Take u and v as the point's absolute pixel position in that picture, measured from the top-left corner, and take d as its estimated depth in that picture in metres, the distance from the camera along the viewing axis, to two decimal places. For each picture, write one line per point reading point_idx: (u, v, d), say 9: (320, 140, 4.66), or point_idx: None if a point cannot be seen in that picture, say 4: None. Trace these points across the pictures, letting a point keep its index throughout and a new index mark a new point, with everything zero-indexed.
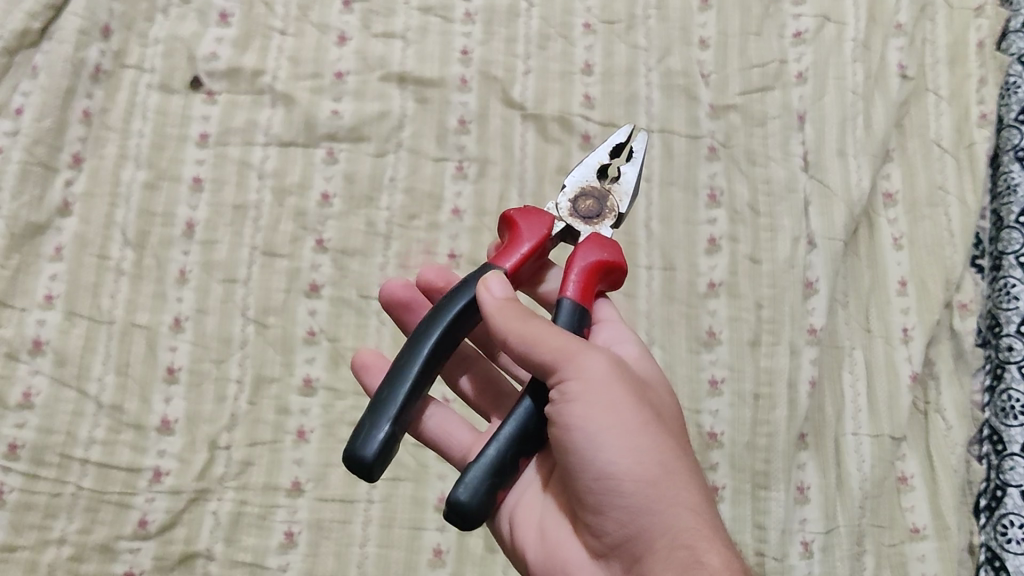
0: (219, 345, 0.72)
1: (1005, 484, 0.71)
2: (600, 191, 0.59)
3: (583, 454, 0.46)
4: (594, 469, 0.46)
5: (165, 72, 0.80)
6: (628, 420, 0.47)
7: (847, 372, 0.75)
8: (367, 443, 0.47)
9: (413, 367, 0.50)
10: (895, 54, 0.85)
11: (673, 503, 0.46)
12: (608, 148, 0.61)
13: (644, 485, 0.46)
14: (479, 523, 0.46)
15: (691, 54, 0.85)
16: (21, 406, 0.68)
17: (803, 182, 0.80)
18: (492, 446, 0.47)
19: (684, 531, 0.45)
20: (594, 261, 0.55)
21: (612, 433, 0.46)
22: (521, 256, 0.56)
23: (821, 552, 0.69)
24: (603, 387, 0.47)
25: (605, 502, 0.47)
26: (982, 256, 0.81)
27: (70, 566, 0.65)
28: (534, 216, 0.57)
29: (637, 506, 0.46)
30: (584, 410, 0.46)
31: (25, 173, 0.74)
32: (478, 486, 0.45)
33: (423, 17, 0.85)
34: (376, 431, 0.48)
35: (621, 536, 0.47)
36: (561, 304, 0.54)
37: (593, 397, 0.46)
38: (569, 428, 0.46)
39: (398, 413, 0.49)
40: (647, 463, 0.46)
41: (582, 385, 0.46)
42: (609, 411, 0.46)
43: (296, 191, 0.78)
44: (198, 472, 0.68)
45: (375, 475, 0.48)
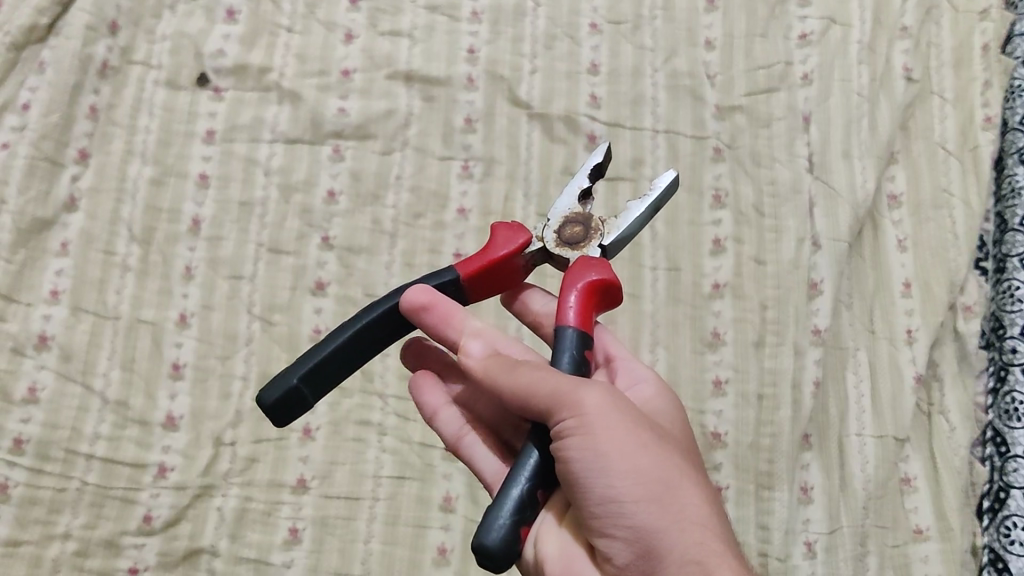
0: (225, 341, 0.72)
1: (1009, 485, 0.71)
2: (585, 216, 0.59)
3: (584, 482, 0.45)
4: (596, 494, 0.45)
5: (172, 68, 0.80)
6: (626, 443, 0.45)
7: (851, 373, 0.75)
8: (274, 386, 0.52)
9: (338, 336, 0.54)
10: (900, 57, 0.86)
11: (681, 519, 0.44)
12: (586, 172, 0.62)
13: (649, 506, 0.44)
14: (508, 565, 0.46)
15: (697, 54, 0.85)
16: (26, 402, 0.67)
17: (808, 184, 0.80)
18: (516, 485, 0.47)
19: (694, 546, 0.43)
20: (588, 284, 0.55)
21: (610, 457, 0.45)
22: (486, 263, 0.57)
23: (825, 552, 0.69)
24: (599, 414, 0.46)
25: (614, 525, 0.45)
26: (986, 258, 0.81)
27: (74, 561, 0.65)
28: (512, 229, 0.58)
29: (644, 525, 0.44)
30: (578, 440, 0.45)
31: (33, 168, 0.73)
32: (502, 529, 0.45)
33: (430, 16, 0.85)
34: (285, 379, 0.52)
35: (632, 557, 0.45)
36: (562, 334, 0.53)
37: (589, 425, 0.45)
38: (568, 458, 0.46)
39: (312, 370, 0.53)
40: (651, 483, 0.45)
41: (576, 415, 0.46)
42: (605, 436, 0.45)
43: (301, 189, 0.78)
44: (203, 469, 0.68)
45: (278, 418, 0.53)
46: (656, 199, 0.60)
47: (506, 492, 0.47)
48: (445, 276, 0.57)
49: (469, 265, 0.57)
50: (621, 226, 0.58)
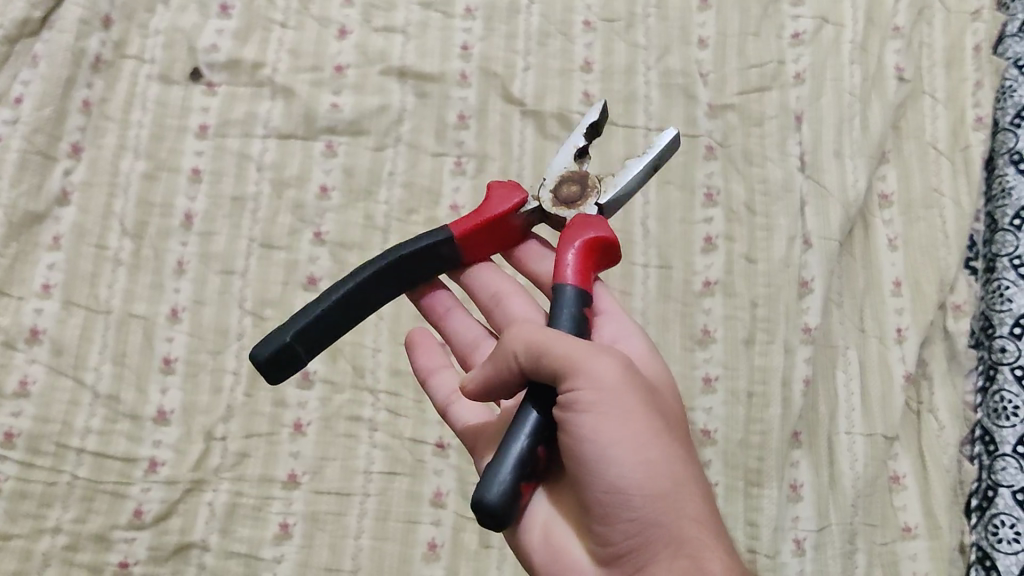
0: (216, 336, 0.72)
1: (997, 484, 0.71)
2: (581, 174, 0.60)
3: (590, 462, 0.46)
4: (605, 480, 0.45)
5: (165, 63, 0.80)
6: (635, 428, 0.46)
7: (841, 371, 0.75)
8: (268, 343, 0.52)
9: (331, 294, 0.55)
10: (892, 57, 0.86)
11: (680, 514, 0.45)
12: (583, 132, 0.62)
13: (652, 496, 0.45)
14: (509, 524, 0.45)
15: (690, 53, 0.85)
16: (18, 395, 0.68)
17: (800, 182, 0.80)
18: (517, 440, 0.46)
19: (688, 543, 0.44)
20: (588, 241, 0.55)
21: (620, 441, 0.45)
22: (483, 220, 0.58)
23: (814, 549, 0.69)
24: (613, 393, 0.46)
25: (614, 513, 0.46)
26: (976, 258, 0.81)
27: (65, 555, 0.65)
28: (507, 188, 0.60)
29: (644, 516, 0.45)
30: (590, 419, 0.45)
31: (25, 162, 0.74)
32: (506, 485, 0.45)
33: (424, 12, 0.85)
34: (280, 334, 0.52)
35: (626, 547, 0.46)
36: (562, 292, 0.53)
37: (603, 405, 0.46)
38: (578, 435, 0.46)
39: (306, 326, 0.53)
40: (656, 472, 0.45)
41: (591, 393, 0.46)
42: (616, 420, 0.45)
43: (294, 184, 0.78)
44: (194, 463, 0.68)
45: (273, 376, 0.52)
46: (652, 160, 0.60)
47: (505, 447, 0.46)
48: (437, 239, 0.58)
49: (466, 224, 0.58)
50: (616, 188, 0.59)
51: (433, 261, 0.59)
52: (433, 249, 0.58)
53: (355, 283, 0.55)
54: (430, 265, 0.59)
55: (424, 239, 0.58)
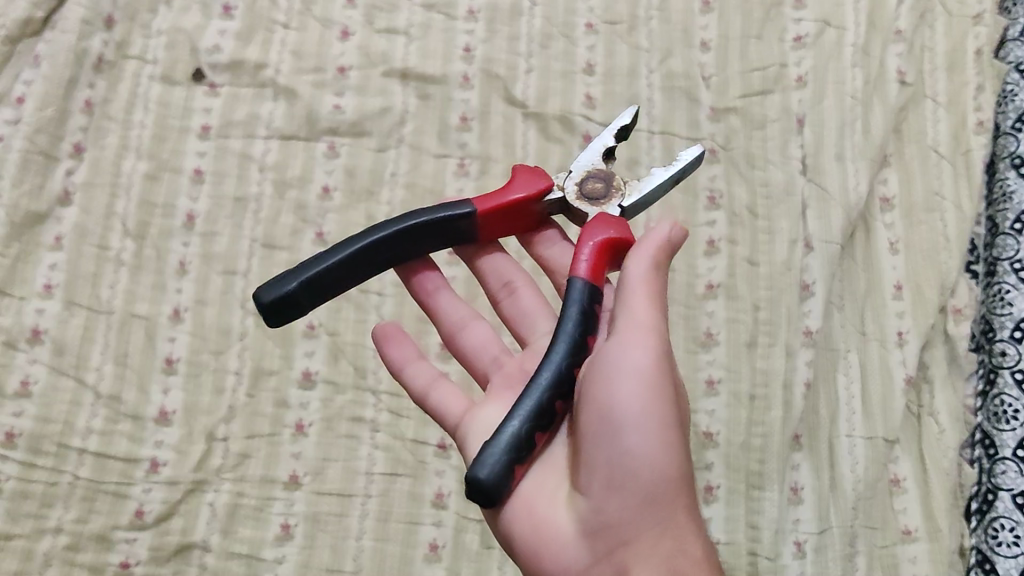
0: (218, 337, 0.72)
1: (997, 487, 0.71)
2: (608, 174, 0.59)
3: (618, 429, 0.48)
4: (627, 445, 0.48)
5: (167, 63, 0.80)
6: (667, 412, 0.49)
7: (842, 375, 0.75)
8: (273, 287, 0.53)
9: (344, 248, 0.55)
10: (894, 60, 0.86)
11: (676, 500, 0.49)
12: (612, 131, 0.61)
13: (662, 477, 0.48)
14: (498, 503, 0.47)
15: (692, 55, 0.85)
16: (19, 395, 0.68)
17: (801, 185, 0.80)
18: (511, 423, 0.49)
19: (676, 527, 0.49)
20: (603, 240, 0.56)
21: (651, 417, 0.48)
22: (503, 204, 0.58)
23: (815, 552, 0.70)
24: (653, 372, 0.49)
25: (621, 481, 0.48)
26: (977, 262, 0.81)
27: (65, 555, 0.65)
28: (533, 174, 0.60)
29: (647, 493, 0.48)
30: (634, 387, 0.49)
31: (27, 162, 0.74)
32: (498, 464, 0.47)
33: (426, 13, 0.85)
34: (286, 280, 0.53)
35: (618, 518, 0.48)
36: (571, 287, 0.54)
37: (645, 378, 0.49)
38: (616, 400, 0.49)
39: (314, 275, 0.54)
40: (673, 457, 0.49)
41: (641, 365, 0.49)
42: (653, 397, 0.49)
43: (296, 185, 0.78)
44: (195, 463, 0.68)
45: (274, 320, 0.53)
46: (681, 168, 0.59)
47: (501, 428, 0.49)
48: (456, 212, 0.58)
49: (489, 202, 0.58)
50: (641, 193, 0.59)
51: (451, 233, 0.59)
52: (449, 221, 0.58)
53: (368, 243, 0.56)
54: (447, 235, 0.59)
55: (444, 210, 0.58)
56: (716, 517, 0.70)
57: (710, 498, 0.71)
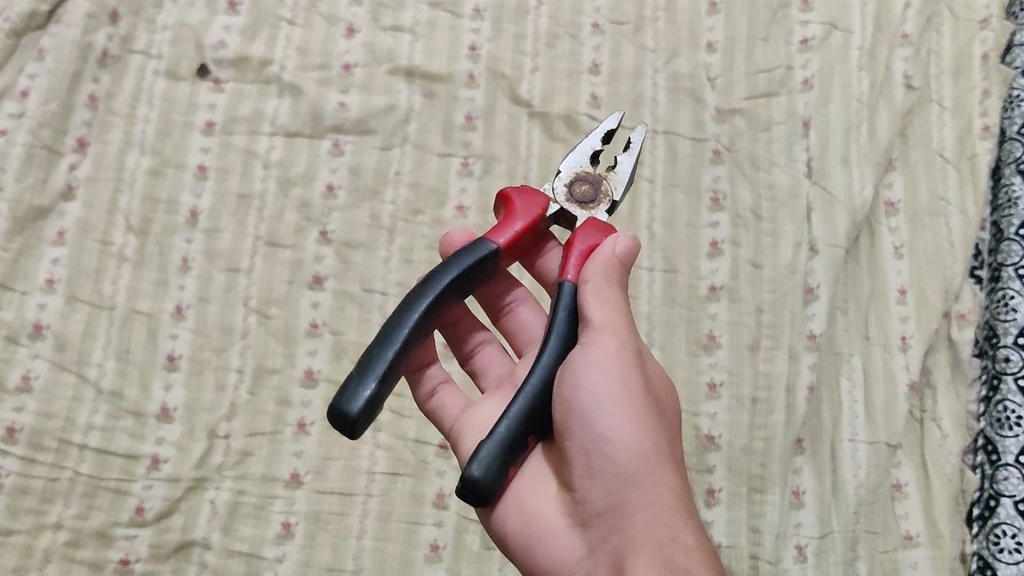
0: (220, 334, 0.72)
1: (1000, 493, 0.71)
2: (595, 176, 0.60)
3: (586, 417, 0.49)
4: (596, 431, 0.49)
5: (172, 58, 0.80)
6: (633, 394, 0.50)
7: (844, 379, 0.75)
8: (353, 397, 0.49)
9: (401, 332, 0.52)
10: (900, 64, 0.86)
11: (659, 483, 0.48)
12: (599, 134, 0.61)
13: (638, 458, 0.49)
14: (490, 501, 0.48)
15: (698, 57, 0.85)
16: (20, 390, 0.68)
17: (806, 189, 0.80)
18: (501, 425, 0.49)
19: (663, 510, 0.47)
20: (590, 245, 0.56)
21: (617, 400, 0.49)
22: (514, 234, 0.57)
23: (815, 556, 0.70)
24: (617, 358, 0.51)
25: (598, 468, 0.49)
26: (981, 267, 0.81)
27: (66, 551, 0.65)
28: (531, 197, 0.59)
29: (625, 476, 0.48)
30: (600, 376, 0.50)
31: (30, 156, 0.73)
32: (490, 463, 0.48)
33: (432, 11, 0.85)
34: (360, 387, 0.49)
35: (603, 505, 0.49)
36: (562, 289, 0.55)
37: (608, 365, 0.50)
38: (579, 389, 0.50)
39: (384, 372, 0.50)
40: (645, 437, 0.49)
41: (599, 355, 0.51)
42: (617, 382, 0.50)
43: (300, 182, 0.77)
44: (196, 460, 0.68)
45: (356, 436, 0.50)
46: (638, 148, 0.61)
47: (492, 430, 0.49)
48: (485, 252, 0.56)
49: (502, 234, 0.57)
50: (620, 182, 0.60)
51: (481, 275, 0.57)
52: (478, 265, 0.56)
53: (417, 318, 0.53)
54: (477, 280, 0.57)
55: (472, 254, 0.56)
56: (718, 520, 0.70)
57: (711, 502, 0.71)
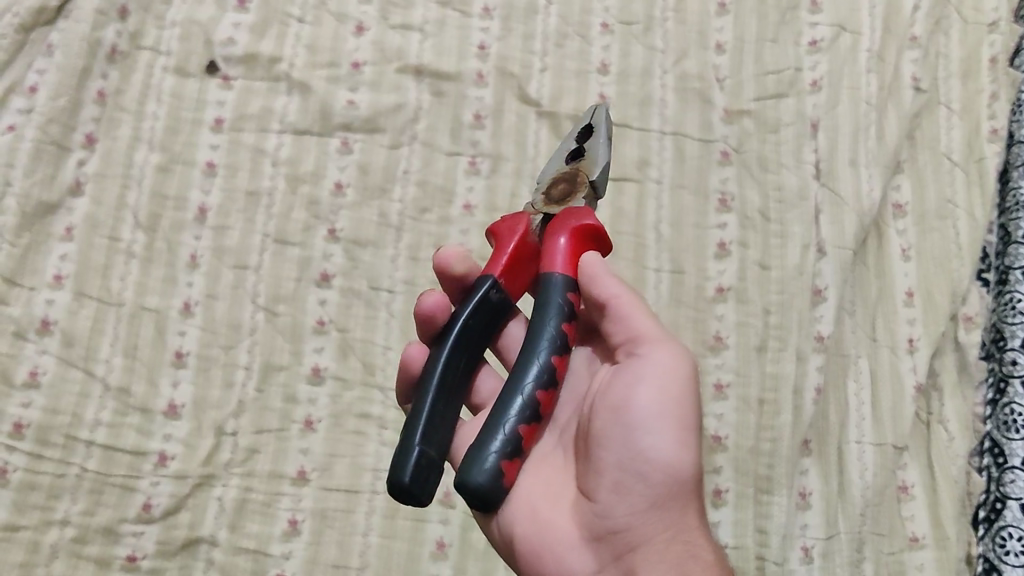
0: (228, 331, 0.72)
1: (1006, 496, 0.70)
2: (569, 171, 0.57)
3: (633, 430, 0.49)
4: (641, 448, 0.49)
5: (181, 55, 0.80)
6: (685, 415, 0.50)
7: (852, 380, 0.75)
8: (400, 465, 0.48)
9: (427, 391, 0.51)
10: (908, 66, 0.86)
11: (686, 506, 0.50)
12: (574, 136, 0.59)
13: (676, 479, 0.49)
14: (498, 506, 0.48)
15: (707, 57, 0.85)
16: (28, 385, 0.68)
17: (814, 191, 0.80)
18: (494, 427, 0.48)
19: (686, 533, 0.49)
20: (570, 236, 0.54)
21: (667, 418, 0.50)
22: (507, 257, 0.54)
23: (822, 557, 0.70)
24: (672, 378, 0.51)
25: (633, 481, 0.49)
26: (988, 270, 0.80)
27: (72, 547, 0.65)
28: (512, 219, 0.56)
29: (659, 494, 0.49)
30: (653, 393, 0.50)
31: (38, 152, 0.73)
32: (490, 468, 0.47)
33: (441, 10, 0.85)
34: (406, 454, 0.48)
35: (630, 520, 0.49)
36: (549, 281, 0.53)
37: (664, 383, 0.50)
38: (633, 401, 0.50)
39: (422, 431, 0.49)
40: (688, 458, 0.49)
41: (656, 371, 0.51)
42: (670, 401, 0.50)
43: (309, 180, 0.77)
44: (204, 458, 0.68)
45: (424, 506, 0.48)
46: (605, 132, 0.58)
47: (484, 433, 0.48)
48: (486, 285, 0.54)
49: (499, 261, 0.54)
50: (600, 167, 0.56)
51: (501, 311, 0.55)
52: (490, 299, 0.54)
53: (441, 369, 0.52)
54: (499, 317, 0.55)
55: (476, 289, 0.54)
56: (723, 521, 0.71)
57: (718, 502, 0.71)
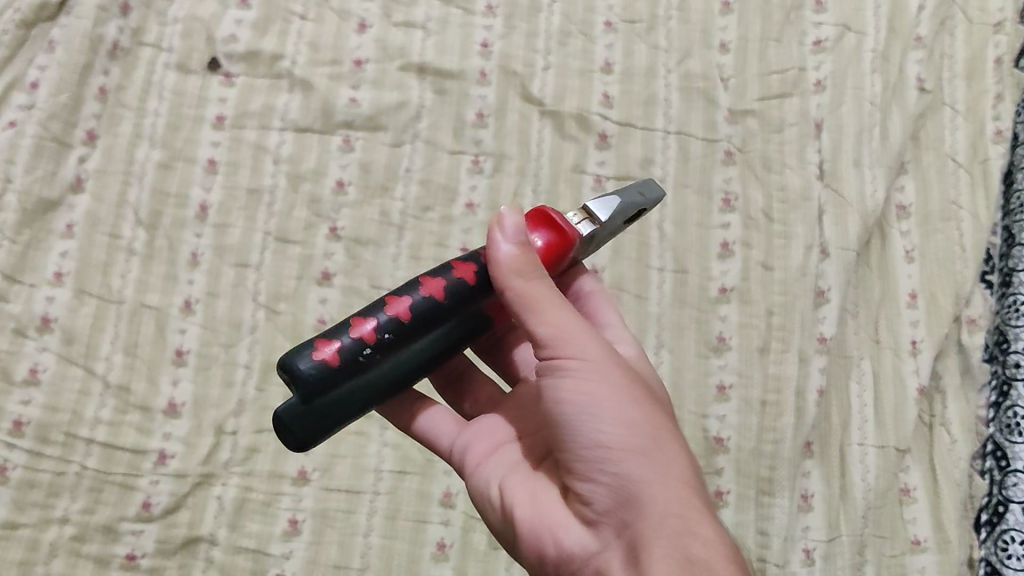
0: (229, 329, 0.72)
1: (1008, 499, 0.71)
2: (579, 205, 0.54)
3: (576, 426, 0.46)
4: (584, 438, 0.45)
5: (183, 52, 0.79)
6: (621, 393, 0.46)
7: (855, 382, 0.75)
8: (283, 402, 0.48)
9: None
10: (913, 67, 0.85)
11: (665, 473, 0.44)
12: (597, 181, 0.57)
13: (637, 456, 0.44)
14: (302, 383, 0.44)
15: (711, 57, 0.85)
16: (28, 382, 0.67)
17: (818, 191, 0.80)
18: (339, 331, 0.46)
19: (674, 503, 0.43)
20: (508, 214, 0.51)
21: (600, 401, 0.46)
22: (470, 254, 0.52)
23: (823, 560, 0.69)
24: (597, 361, 0.47)
25: (597, 471, 0.45)
26: (992, 271, 0.80)
27: (71, 546, 0.64)
28: None
29: (630, 474, 0.44)
30: (576, 382, 0.46)
31: (39, 148, 0.73)
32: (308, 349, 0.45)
33: (444, 8, 0.84)
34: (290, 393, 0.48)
35: (612, 505, 0.44)
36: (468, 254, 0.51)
37: (588, 370, 0.46)
38: (560, 399, 0.46)
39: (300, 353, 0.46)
40: (637, 432, 0.45)
41: (574, 360, 0.46)
42: (599, 384, 0.46)
43: (310, 178, 0.77)
44: (204, 456, 0.68)
45: (299, 440, 0.47)
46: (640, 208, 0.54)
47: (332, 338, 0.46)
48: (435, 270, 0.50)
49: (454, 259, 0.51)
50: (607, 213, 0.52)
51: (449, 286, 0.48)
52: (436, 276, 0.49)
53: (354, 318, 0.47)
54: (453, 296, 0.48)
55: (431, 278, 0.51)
56: (725, 523, 0.70)
57: (720, 504, 0.71)
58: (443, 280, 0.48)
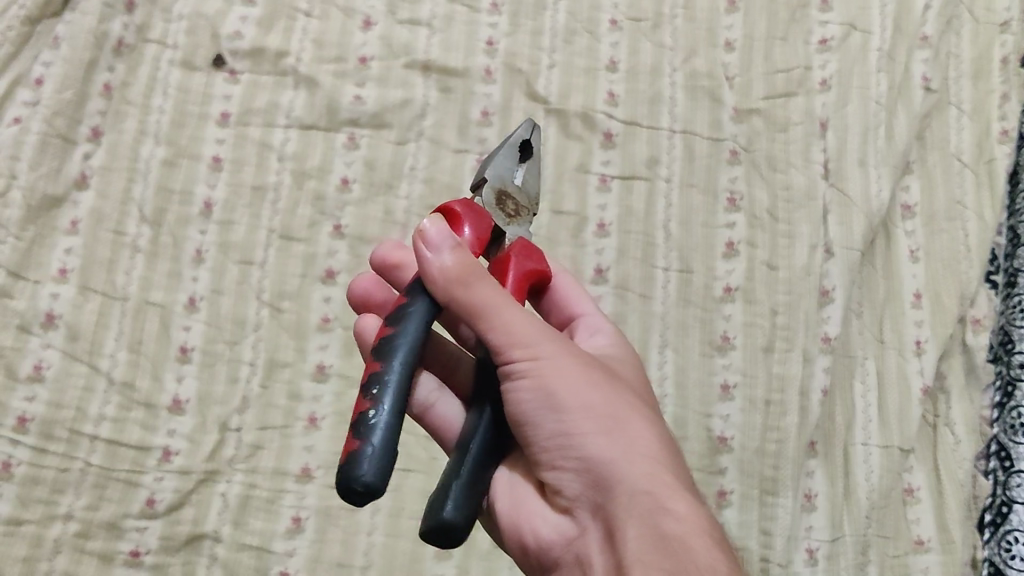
0: (233, 327, 0.72)
1: (1012, 500, 0.69)
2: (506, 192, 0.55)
3: (536, 421, 0.46)
4: (545, 431, 0.46)
5: (188, 48, 0.79)
6: (575, 381, 0.46)
7: (858, 382, 0.75)
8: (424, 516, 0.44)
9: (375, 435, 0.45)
10: (920, 66, 0.85)
11: (629, 451, 0.45)
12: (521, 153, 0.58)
13: (598, 442, 0.45)
14: (369, 484, 0.41)
15: (716, 55, 0.85)
16: (32, 379, 0.67)
17: (823, 190, 0.80)
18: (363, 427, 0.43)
19: (642, 478, 0.44)
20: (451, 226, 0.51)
21: (555, 395, 0.45)
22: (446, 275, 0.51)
23: (826, 559, 0.70)
24: (549, 357, 0.46)
25: (561, 459, 0.46)
26: (997, 272, 0.78)
27: (75, 542, 0.64)
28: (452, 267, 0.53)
29: (594, 460, 0.44)
30: (531, 380, 0.45)
31: (44, 145, 0.73)
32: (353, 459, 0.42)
33: (450, 5, 0.84)
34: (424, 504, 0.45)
35: (581, 489, 0.45)
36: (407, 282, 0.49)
37: (542, 367, 0.46)
38: (516, 399, 0.46)
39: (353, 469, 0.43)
40: (595, 419, 0.45)
41: (525, 358, 0.46)
42: (552, 377, 0.46)
43: (315, 176, 0.77)
44: (208, 453, 0.68)
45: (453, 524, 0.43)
46: (516, 140, 0.57)
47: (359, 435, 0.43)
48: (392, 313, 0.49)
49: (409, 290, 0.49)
50: (499, 174, 0.55)
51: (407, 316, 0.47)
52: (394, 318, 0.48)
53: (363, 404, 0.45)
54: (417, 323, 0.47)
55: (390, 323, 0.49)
56: (728, 522, 0.70)
57: (723, 504, 0.71)
58: (393, 327, 0.47)
